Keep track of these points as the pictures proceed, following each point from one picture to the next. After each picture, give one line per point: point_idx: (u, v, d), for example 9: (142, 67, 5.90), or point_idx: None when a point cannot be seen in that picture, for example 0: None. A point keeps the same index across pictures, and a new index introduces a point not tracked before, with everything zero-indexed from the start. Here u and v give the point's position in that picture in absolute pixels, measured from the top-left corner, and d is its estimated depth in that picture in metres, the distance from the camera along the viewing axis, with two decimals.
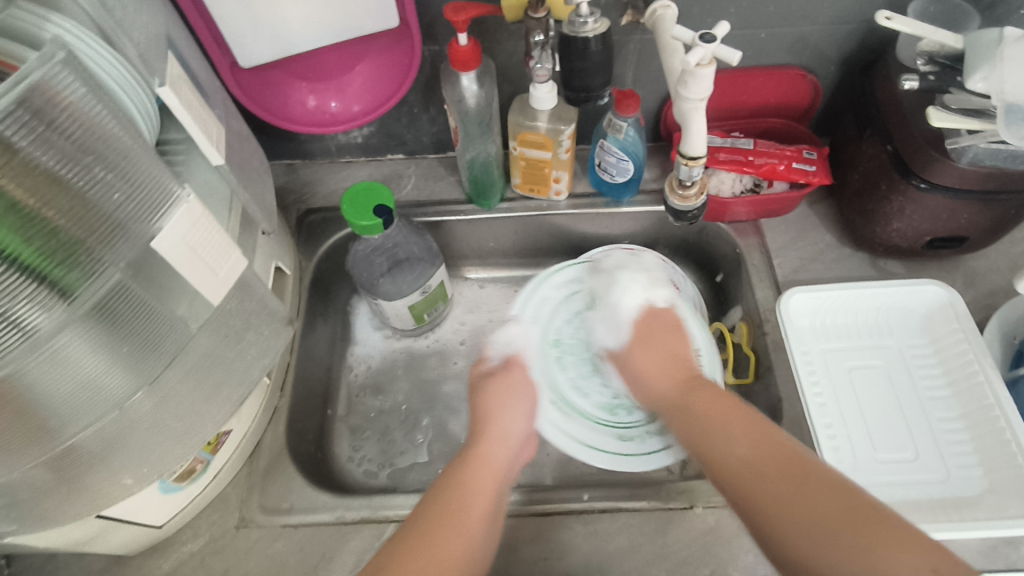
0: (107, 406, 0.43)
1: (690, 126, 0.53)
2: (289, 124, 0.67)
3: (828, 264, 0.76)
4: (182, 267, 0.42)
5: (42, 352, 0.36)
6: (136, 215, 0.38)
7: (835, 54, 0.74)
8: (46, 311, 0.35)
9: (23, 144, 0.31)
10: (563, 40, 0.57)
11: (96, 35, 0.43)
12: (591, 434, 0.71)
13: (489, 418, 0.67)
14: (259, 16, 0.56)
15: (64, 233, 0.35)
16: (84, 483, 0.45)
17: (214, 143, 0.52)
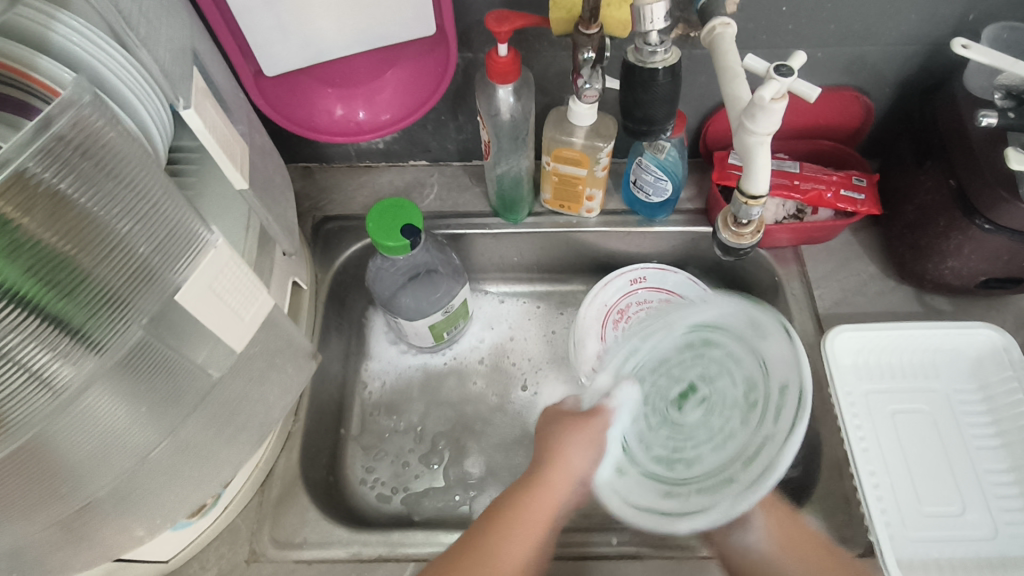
0: (131, 459, 0.41)
1: (754, 162, 0.48)
2: (315, 135, 0.62)
3: (871, 297, 0.73)
4: (206, 316, 0.40)
5: (67, 408, 0.34)
6: (167, 261, 0.37)
7: (892, 76, 0.70)
8: (74, 364, 0.33)
9: (60, 184, 0.30)
10: (626, 67, 0.51)
11: (108, 38, 0.38)
12: (637, 490, 0.65)
13: (556, 448, 0.64)
14: (289, 23, 0.52)
15: (95, 283, 0.33)
16: (86, 534, 0.42)
17: (237, 165, 0.47)
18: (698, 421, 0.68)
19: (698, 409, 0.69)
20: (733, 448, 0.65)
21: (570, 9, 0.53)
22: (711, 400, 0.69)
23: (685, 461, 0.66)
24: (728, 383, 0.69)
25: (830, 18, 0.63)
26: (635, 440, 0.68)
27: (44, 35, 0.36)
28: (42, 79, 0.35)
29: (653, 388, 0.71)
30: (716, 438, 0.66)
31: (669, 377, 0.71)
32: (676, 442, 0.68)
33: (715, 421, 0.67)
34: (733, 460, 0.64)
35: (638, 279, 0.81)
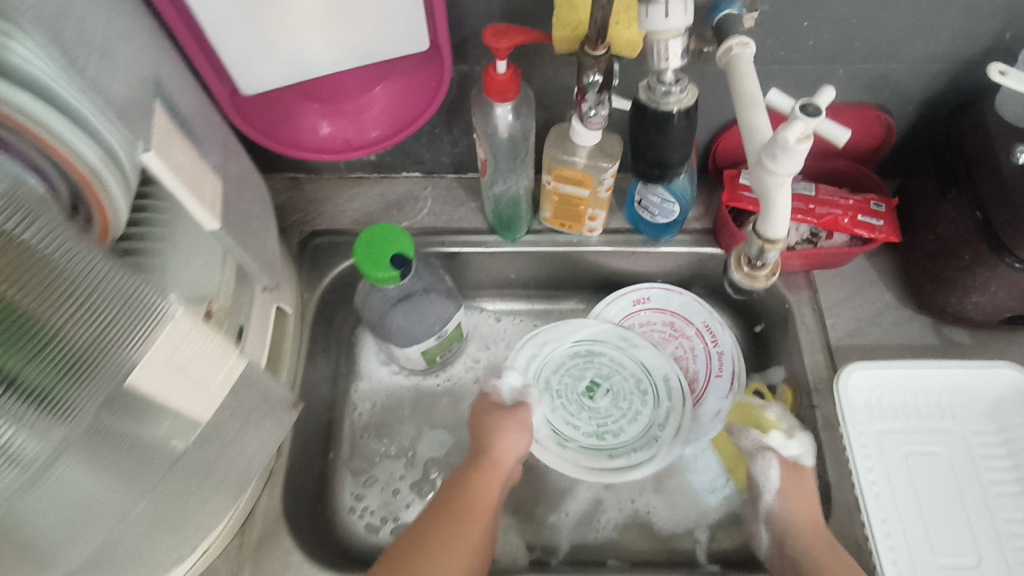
0: (109, 522, 0.39)
1: (772, 204, 0.44)
2: (297, 152, 0.57)
3: (886, 327, 0.70)
4: (166, 394, 0.36)
5: (35, 480, 0.33)
6: (140, 329, 0.34)
7: (916, 95, 0.65)
8: (41, 437, 0.32)
9: (19, 237, 0.30)
10: (636, 106, 0.46)
11: (60, 63, 0.34)
12: (585, 458, 0.71)
13: (492, 446, 0.66)
14: (268, 41, 0.47)
15: (63, 348, 0.32)
16: None
17: (208, 205, 0.42)
18: (611, 405, 0.74)
19: (608, 396, 0.75)
20: (645, 419, 0.73)
21: (576, 27, 0.49)
22: (616, 387, 0.75)
23: (612, 432, 0.73)
24: (622, 375, 0.76)
25: (855, 34, 0.58)
26: (561, 425, 0.73)
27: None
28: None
29: (562, 384, 0.75)
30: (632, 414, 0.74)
31: (572, 375, 0.75)
32: (598, 421, 0.74)
33: (624, 403, 0.74)
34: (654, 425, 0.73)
35: (642, 299, 0.80)
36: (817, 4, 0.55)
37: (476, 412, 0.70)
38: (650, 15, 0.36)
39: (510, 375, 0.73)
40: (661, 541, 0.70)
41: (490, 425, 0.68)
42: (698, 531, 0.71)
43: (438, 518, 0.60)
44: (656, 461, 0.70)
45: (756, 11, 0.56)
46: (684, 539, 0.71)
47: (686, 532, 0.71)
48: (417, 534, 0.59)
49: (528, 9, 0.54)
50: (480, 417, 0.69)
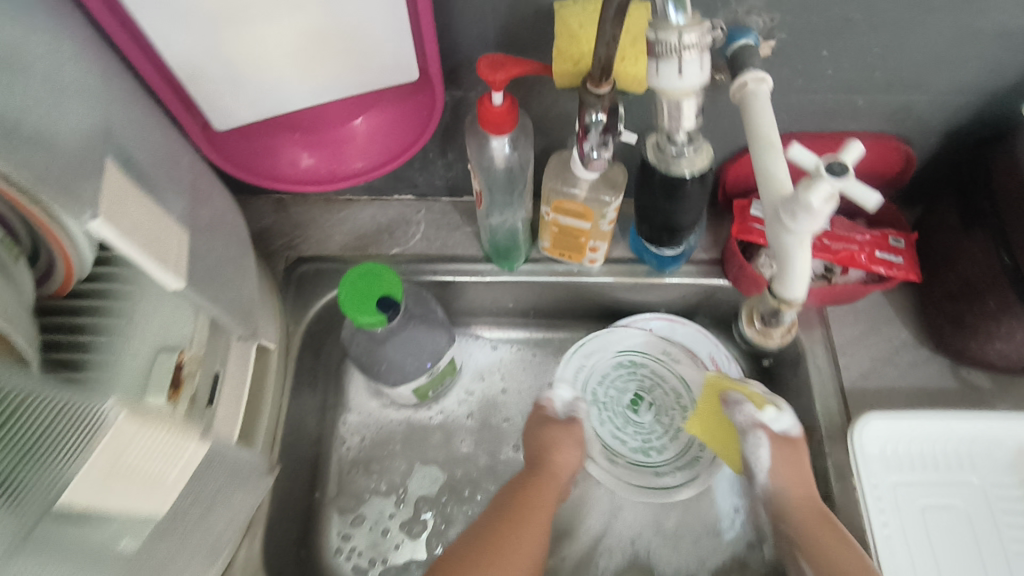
0: None
1: (793, 266, 0.41)
2: (277, 185, 0.53)
3: (902, 369, 0.66)
4: (113, 500, 0.33)
5: None
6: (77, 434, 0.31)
7: (941, 125, 0.61)
8: None
9: None
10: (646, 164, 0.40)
11: None
12: (631, 475, 0.69)
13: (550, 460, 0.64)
14: (241, 75, 0.43)
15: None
16: None
17: (172, 264, 0.38)
18: (655, 420, 0.73)
19: (651, 411, 0.73)
20: (687, 436, 0.72)
21: (578, 61, 0.46)
22: (659, 402, 0.74)
23: (656, 449, 0.71)
24: (664, 390, 0.74)
25: (876, 65, 0.54)
26: (606, 439, 0.71)
27: None
28: None
29: (608, 397, 0.74)
30: (676, 430, 0.72)
31: (617, 388, 0.74)
32: (643, 436, 0.72)
33: (667, 420, 0.73)
34: (696, 444, 0.71)
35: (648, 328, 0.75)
36: (838, 33, 0.51)
37: (531, 422, 0.69)
38: (662, 76, 0.30)
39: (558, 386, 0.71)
40: None
41: (547, 437, 0.66)
42: None
43: (492, 531, 0.58)
44: (699, 482, 0.68)
45: (773, 39, 0.51)
46: None
47: None
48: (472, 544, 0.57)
49: (525, 36, 0.50)
50: (535, 432, 0.67)
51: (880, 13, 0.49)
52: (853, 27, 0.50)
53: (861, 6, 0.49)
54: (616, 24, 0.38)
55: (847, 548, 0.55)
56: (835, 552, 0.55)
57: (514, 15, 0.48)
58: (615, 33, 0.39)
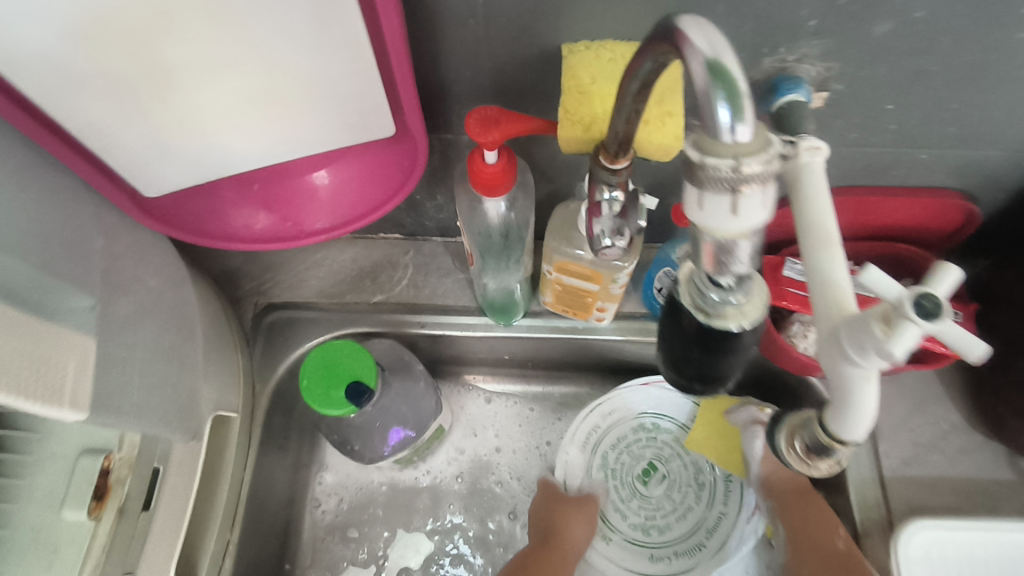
0: None
1: (853, 404, 0.32)
2: (232, 245, 0.45)
3: (950, 456, 0.58)
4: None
5: None
6: None
7: (1016, 183, 0.52)
8: None
9: None
10: (669, 306, 0.27)
11: None
12: (626, 556, 0.63)
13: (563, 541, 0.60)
14: (166, 139, 0.35)
15: None
16: None
17: (68, 396, 0.30)
18: (665, 495, 0.65)
19: (662, 484, 0.66)
20: (695, 517, 0.64)
21: (590, 124, 0.38)
22: (673, 475, 0.66)
23: (659, 528, 0.64)
24: (682, 461, 0.66)
25: (950, 120, 0.45)
26: (607, 511, 0.65)
27: None
28: None
29: (617, 462, 0.66)
30: (685, 511, 0.65)
31: (630, 455, 0.66)
32: (648, 512, 0.65)
33: (680, 495, 0.65)
34: (704, 530, 0.64)
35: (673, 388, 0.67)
36: (908, 87, 0.41)
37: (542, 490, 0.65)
38: (703, 209, 0.21)
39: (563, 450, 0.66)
40: None
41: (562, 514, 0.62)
42: None
43: None
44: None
45: (827, 91, 0.42)
46: None
47: None
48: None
49: (524, 83, 0.41)
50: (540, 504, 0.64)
51: (965, 66, 0.40)
52: (928, 81, 0.41)
53: (942, 56, 0.39)
54: (639, 100, 0.29)
55: (821, 515, 0.56)
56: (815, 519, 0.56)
57: (511, 59, 0.39)
58: (637, 109, 0.29)
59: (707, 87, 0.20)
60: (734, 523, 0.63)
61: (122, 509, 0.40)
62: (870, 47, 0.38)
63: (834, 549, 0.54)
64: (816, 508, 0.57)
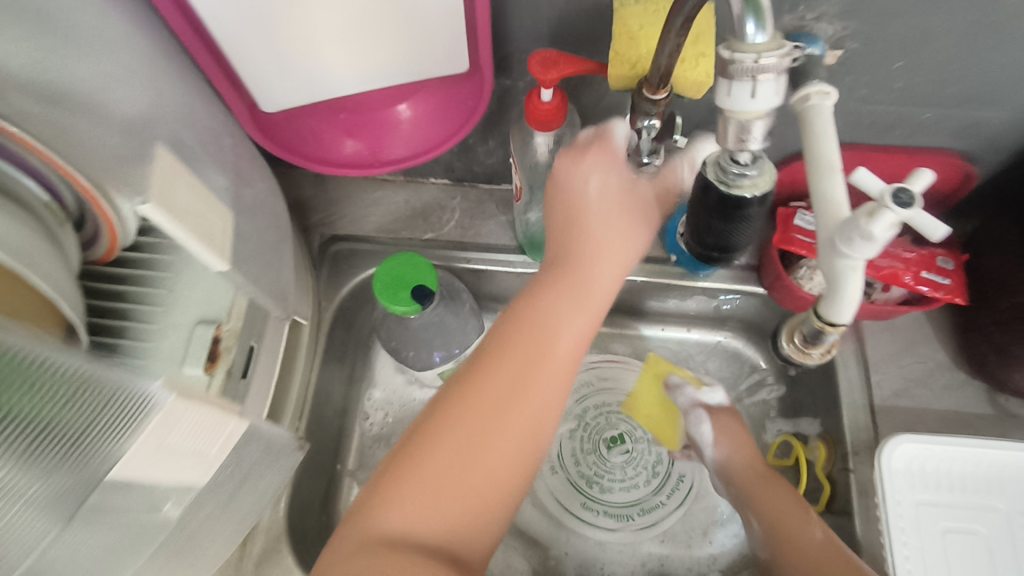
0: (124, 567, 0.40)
1: (843, 289, 0.40)
2: (325, 168, 0.54)
3: (936, 391, 0.65)
4: (160, 473, 0.34)
5: (35, 559, 0.30)
6: (111, 425, 0.30)
7: (1010, 145, 0.58)
8: (31, 520, 0.29)
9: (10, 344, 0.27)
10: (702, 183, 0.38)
11: None
12: (562, 491, 0.71)
13: (580, 228, 0.49)
14: (292, 57, 0.43)
15: (47, 435, 0.28)
16: None
17: (218, 246, 0.38)
18: (621, 465, 0.72)
19: (624, 455, 0.73)
20: (638, 495, 0.71)
21: (636, 64, 0.45)
22: (637, 453, 0.73)
23: (601, 487, 0.72)
24: (648, 445, 0.73)
25: (952, 80, 0.51)
26: (564, 456, 0.73)
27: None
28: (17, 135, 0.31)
29: (593, 422, 0.74)
30: (629, 485, 0.72)
31: (606, 419, 0.74)
32: (598, 470, 0.72)
33: (634, 471, 0.72)
34: (638, 508, 0.70)
35: None
36: (916, 45, 0.48)
37: (563, 159, 0.50)
38: (734, 96, 0.29)
39: None
40: None
41: (583, 224, 0.50)
42: None
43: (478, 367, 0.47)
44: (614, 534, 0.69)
45: (841, 49, 0.49)
46: None
47: None
48: (424, 436, 0.44)
49: (582, 30, 0.48)
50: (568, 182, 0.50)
51: (965, 27, 0.46)
52: (934, 40, 0.48)
53: (944, 19, 0.46)
54: (681, 33, 0.36)
55: (785, 497, 0.58)
56: (775, 497, 0.58)
57: (573, 9, 0.47)
58: (679, 42, 0.37)
59: (740, 9, 0.28)
60: (657, 498, 0.71)
61: (230, 370, 0.49)
62: (882, 8, 0.45)
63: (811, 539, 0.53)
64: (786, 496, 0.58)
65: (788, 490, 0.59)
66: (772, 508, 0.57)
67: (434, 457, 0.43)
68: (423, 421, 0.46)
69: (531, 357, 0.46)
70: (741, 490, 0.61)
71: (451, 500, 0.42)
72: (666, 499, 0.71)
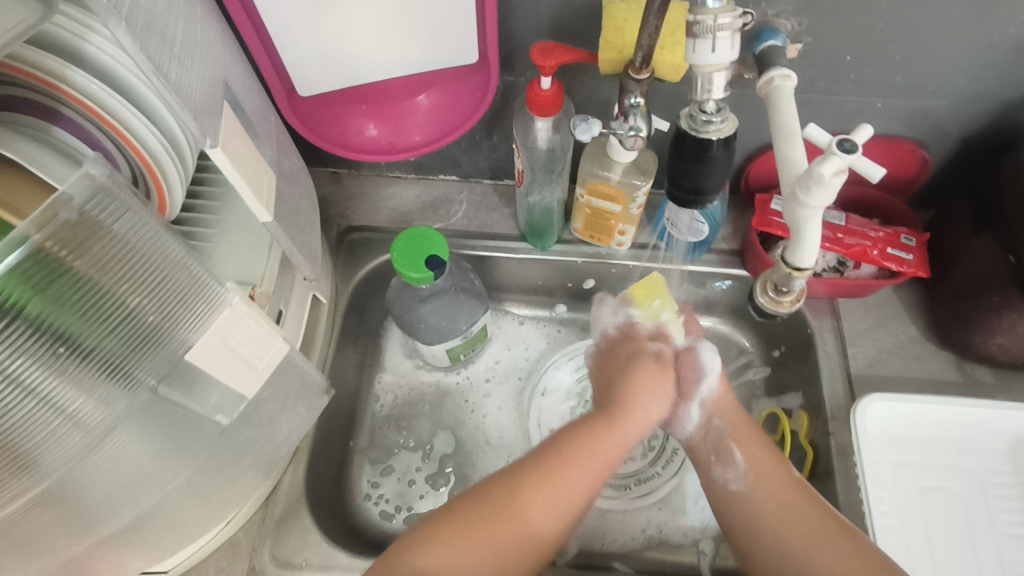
0: (159, 487, 0.44)
1: (804, 236, 0.46)
2: (346, 153, 0.60)
3: (908, 361, 0.70)
4: (219, 370, 0.42)
5: (99, 442, 0.37)
6: (173, 323, 0.37)
7: (958, 132, 0.65)
8: (104, 406, 0.36)
9: (74, 263, 0.31)
10: (677, 135, 0.49)
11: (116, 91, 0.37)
12: None
13: (632, 395, 0.64)
14: (326, 44, 0.51)
15: (116, 335, 0.35)
16: (91, 540, 0.42)
17: (263, 199, 0.46)
18: None
19: None
20: (634, 467, 0.76)
21: (622, 49, 0.53)
22: None
23: None
24: None
25: (897, 71, 0.58)
26: None
27: (59, 72, 0.39)
28: (67, 88, 0.39)
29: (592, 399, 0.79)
30: (625, 457, 0.76)
31: None
32: None
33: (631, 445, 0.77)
34: (635, 478, 0.75)
35: None
36: (862, 38, 0.56)
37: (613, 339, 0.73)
38: (698, 52, 0.38)
39: (557, 372, 0.81)
40: (667, 552, 0.70)
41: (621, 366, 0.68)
42: (703, 543, 0.70)
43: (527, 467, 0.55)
44: (614, 502, 0.73)
45: (800, 43, 0.56)
46: (688, 549, 0.70)
47: (692, 543, 0.71)
48: (473, 503, 0.53)
49: (575, 27, 0.56)
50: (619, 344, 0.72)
51: (903, 20, 0.54)
52: (877, 34, 0.55)
53: (883, 14, 0.54)
54: (658, 16, 0.44)
55: (772, 453, 0.61)
56: (764, 450, 0.61)
57: (566, 9, 0.54)
58: (657, 25, 0.44)
59: None
60: (653, 468, 0.76)
61: None
62: (829, 4, 0.53)
63: (797, 501, 0.57)
64: (774, 454, 0.61)
65: (774, 451, 0.62)
66: (759, 456, 0.61)
67: (476, 525, 0.51)
68: (473, 495, 0.54)
69: (573, 451, 0.57)
70: (733, 433, 0.63)
71: (482, 554, 0.50)
72: (663, 469, 0.75)
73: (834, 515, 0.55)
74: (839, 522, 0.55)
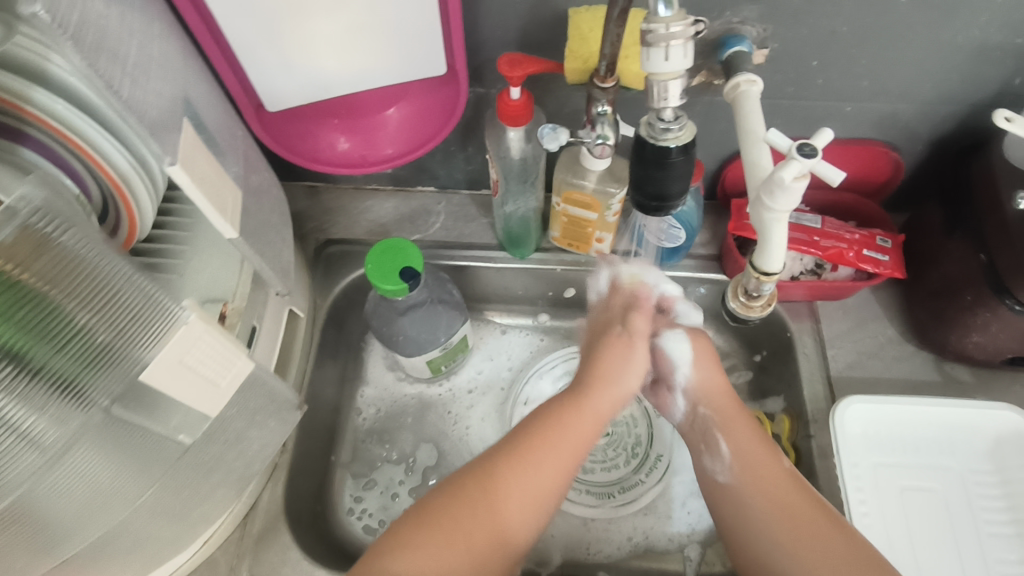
0: (125, 503, 0.44)
1: (771, 240, 0.46)
2: (319, 167, 0.60)
3: (887, 362, 0.70)
4: (181, 391, 0.42)
5: (55, 463, 0.37)
6: (128, 342, 0.37)
7: (927, 134, 0.65)
8: (59, 427, 0.36)
9: (21, 278, 0.31)
10: (637, 142, 0.50)
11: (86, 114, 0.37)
12: None
13: (602, 368, 0.60)
14: (291, 59, 0.51)
15: (67, 354, 0.35)
16: (58, 560, 0.42)
17: (227, 216, 0.46)
18: (602, 447, 0.77)
19: (604, 438, 0.77)
20: (618, 474, 0.75)
21: (587, 60, 0.54)
22: (616, 435, 0.77)
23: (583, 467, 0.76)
24: (627, 427, 0.78)
25: (863, 74, 0.59)
26: None
27: (22, 93, 0.38)
28: (31, 109, 0.39)
29: None
30: (608, 465, 0.76)
31: None
32: None
33: (614, 452, 0.76)
34: (619, 485, 0.74)
35: None
36: (826, 43, 0.56)
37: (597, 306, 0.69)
38: (652, 60, 0.38)
39: (540, 381, 0.80)
40: (652, 560, 0.70)
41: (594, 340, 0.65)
42: (688, 549, 0.70)
43: (493, 460, 0.54)
44: (598, 510, 0.72)
45: (766, 48, 0.56)
46: (673, 555, 0.70)
47: (677, 549, 0.70)
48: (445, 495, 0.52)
49: (542, 38, 0.56)
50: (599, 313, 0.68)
51: (865, 25, 0.54)
52: (841, 39, 0.56)
53: (846, 19, 0.54)
54: (619, 24, 0.44)
55: (761, 443, 0.59)
56: (751, 437, 0.59)
57: (532, 20, 0.55)
58: (618, 33, 0.45)
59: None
60: (637, 475, 0.75)
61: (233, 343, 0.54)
62: (792, 11, 0.53)
63: (781, 496, 0.55)
64: (765, 441, 0.59)
65: (764, 440, 0.59)
66: (744, 445, 0.58)
67: (443, 514, 0.51)
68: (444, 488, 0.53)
69: (536, 440, 0.55)
70: (720, 421, 0.61)
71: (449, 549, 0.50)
72: (647, 476, 0.75)
73: (823, 513, 0.54)
74: (827, 523, 0.53)
